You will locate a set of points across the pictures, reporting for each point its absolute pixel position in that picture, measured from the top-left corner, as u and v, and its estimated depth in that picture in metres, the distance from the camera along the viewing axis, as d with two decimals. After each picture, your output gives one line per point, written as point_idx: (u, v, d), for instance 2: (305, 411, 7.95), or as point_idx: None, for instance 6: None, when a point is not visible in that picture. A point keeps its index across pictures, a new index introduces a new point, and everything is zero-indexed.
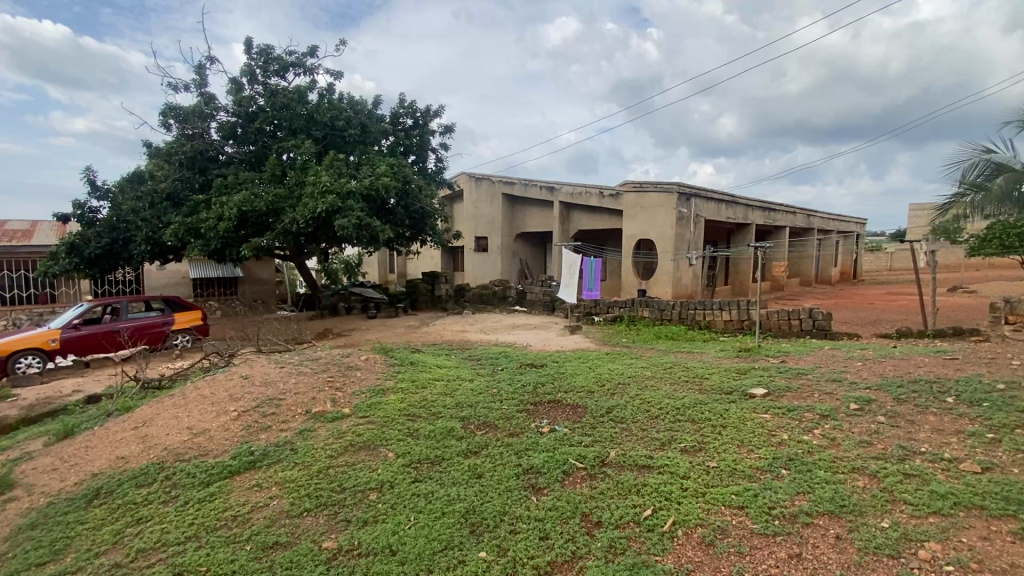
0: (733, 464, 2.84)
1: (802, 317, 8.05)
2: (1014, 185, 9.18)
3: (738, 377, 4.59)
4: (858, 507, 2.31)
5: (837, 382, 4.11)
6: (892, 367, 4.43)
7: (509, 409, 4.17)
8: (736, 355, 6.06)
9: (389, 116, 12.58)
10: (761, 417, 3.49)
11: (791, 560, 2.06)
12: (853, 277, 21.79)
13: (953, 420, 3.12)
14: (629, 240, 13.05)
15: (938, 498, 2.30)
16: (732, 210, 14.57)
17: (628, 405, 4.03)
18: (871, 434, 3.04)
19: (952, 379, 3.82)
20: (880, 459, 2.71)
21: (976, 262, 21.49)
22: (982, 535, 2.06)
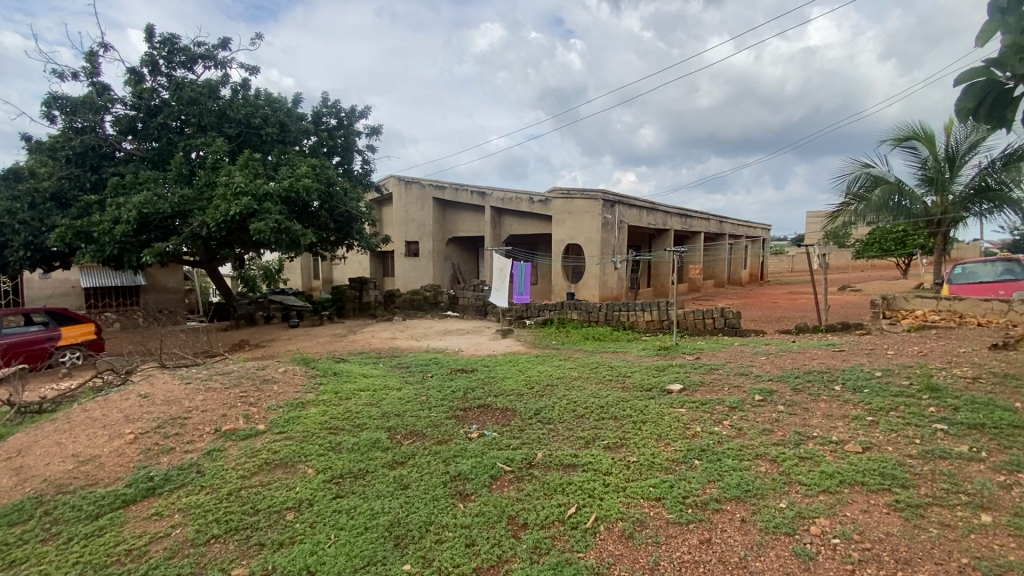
0: (652, 458, 2.97)
1: (715, 316, 8.64)
2: (889, 196, 10.51)
3: (658, 374, 4.82)
4: (760, 490, 2.49)
5: (744, 375, 4.44)
6: (790, 360, 4.87)
7: (437, 417, 4.11)
8: (656, 353, 6.36)
9: (311, 115, 12.04)
10: (677, 411, 3.70)
11: (702, 545, 2.17)
12: (760, 278, 23.71)
13: (840, 406, 3.46)
14: (558, 244, 13.34)
15: (827, 477, 2.53)
16: (652, 216, 15.35)
17: (556, 406, 4.10)
18: (772, 423, 3.30)
19: (840, 369, 4.24)
20: (780, 445, 2.95)
21: (860, 263, 24.16)
22: (863, 508, 2.27)
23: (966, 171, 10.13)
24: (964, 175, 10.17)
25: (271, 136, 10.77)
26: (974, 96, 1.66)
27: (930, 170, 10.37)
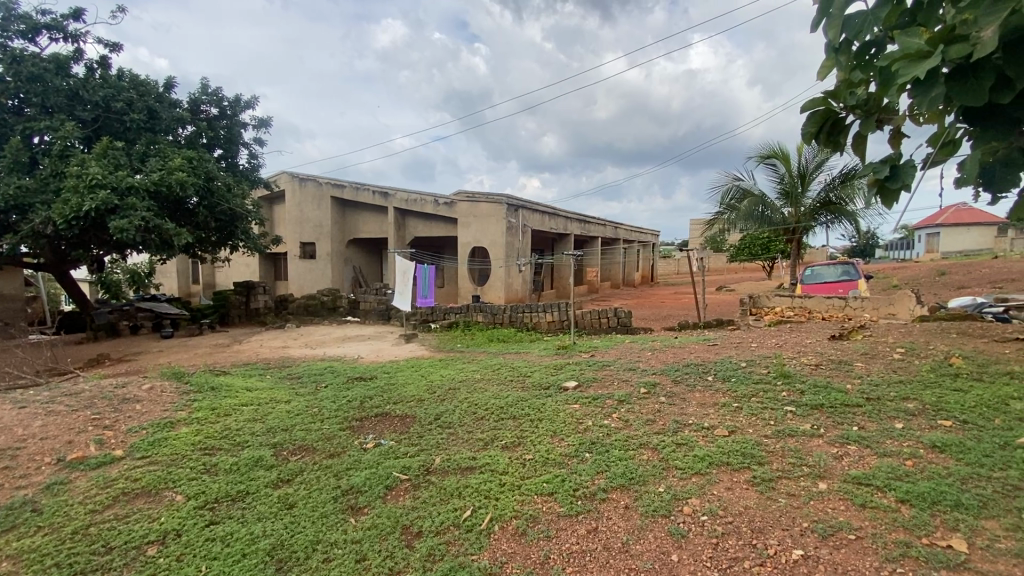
0: (547, 454, 3.06)
1: (609, 316, 9.16)
2: (755, 207, 12.08)
3: (555, 373, 4.99)
4: (642, 477, 2.68)
5: (632, 370, 4.75)
6: (672, 355, 5.30)
7: (330, 428, 3.90)
8: (556, 353, 6.60)
9: (187, 102, 10.87)
10: (571, 407, 3.87)
11: (589, 534, 2.27)
12: (651, 280, 25.61)
13: (711, 394, 3.84)
14: (462, 247, 13.35)
15: (699, 460, 2.79)
16: (554, 221, 15.91)
17: (456, 410, 4.09)
18: (655, 413, 3.57)
19: (713, 361, 4.70)
20: (661, 434, 3.19)
21: (734, 266, 27.03)
22: (727, 485, 2.52)
23: (814, 186, 11.73)
24: (813, 189, 11.76)
25: (137, 123, 9.56)
26: (816, 121, 1.81)
27: (787, 184, 11.85)
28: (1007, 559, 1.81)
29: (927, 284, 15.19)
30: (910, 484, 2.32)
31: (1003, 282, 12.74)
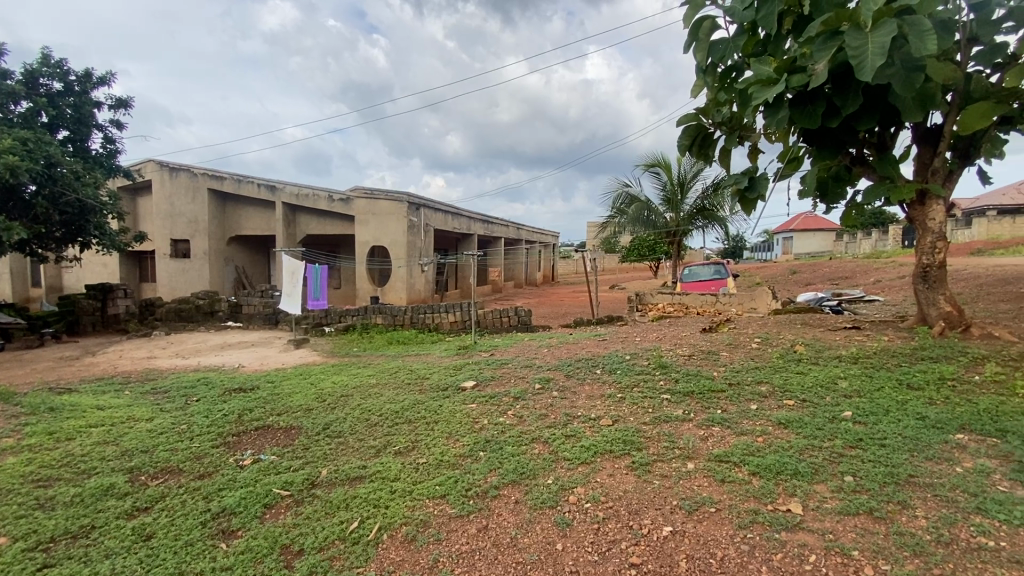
0: (440, 456, 3.03)
1: (511, 315, 9.33)
2: (642, 212, 13.09)
3: (454, 373, 4.97)
4: (533, 471, 2.75)
5: (528, 367, 4.88)
6: (567, 351, 5.54)
7: (200, 447, 3.52)
8: (456, 353, 6.57)
9: (21, 73, 9.21)
10: (468, 406, 3.87)
11: (479, 533, 2.29)
12: (552, 280, 26.53)
13: (599, 386, 4.06)
14: (361, 246, 12.83)
15: (585, 450, 2.93)
16: (457, 221, 15.85)
17: (347, 417, 3.90)
18: (548, 407, 3.70)
19: (602, 355, 4.98)
20: (552, 428, 3.31)
21: (626, 266, 28.87)
22: (609, 472, 2.68)
23: (692, 193, 12.91)
24: (691, 196, 12.93)
25: None
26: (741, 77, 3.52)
27: (669, 191, 12.90)
28: (831, 517, 2.13)
29: (782, 281, 17.43)
30: (760, 458, 2.64)
31: (839, 280, 14.99)
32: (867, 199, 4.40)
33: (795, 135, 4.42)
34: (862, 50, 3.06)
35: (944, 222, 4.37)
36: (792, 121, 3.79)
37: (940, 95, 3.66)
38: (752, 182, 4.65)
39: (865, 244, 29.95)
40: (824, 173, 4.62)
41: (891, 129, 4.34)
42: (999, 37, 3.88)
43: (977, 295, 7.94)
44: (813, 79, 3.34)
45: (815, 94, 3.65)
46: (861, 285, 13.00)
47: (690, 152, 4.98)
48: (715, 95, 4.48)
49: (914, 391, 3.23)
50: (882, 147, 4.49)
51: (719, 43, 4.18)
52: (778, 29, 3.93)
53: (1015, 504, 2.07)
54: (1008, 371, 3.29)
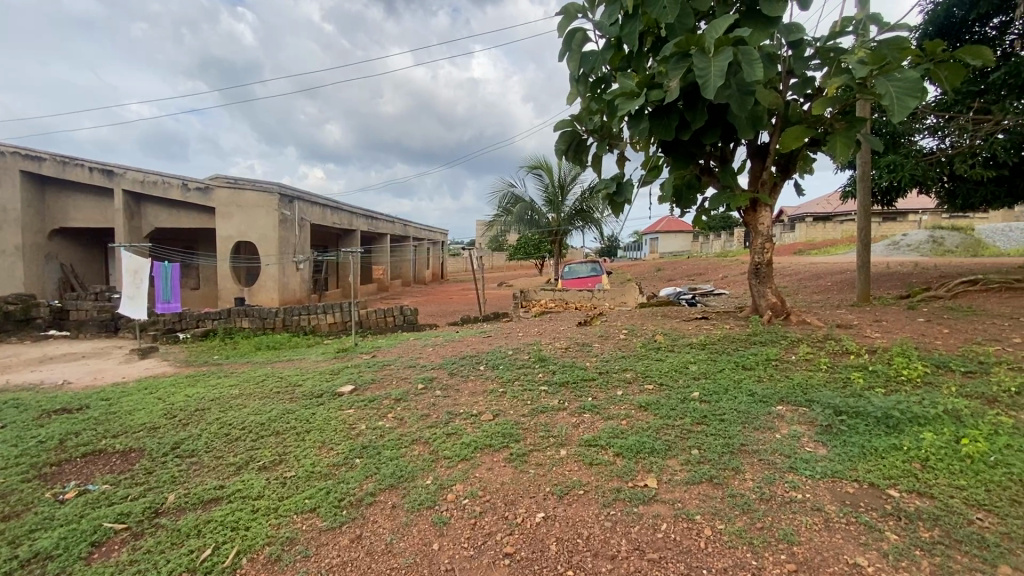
0: (311, 467, 2.85)
1: (395, 314, 9.07)
2: (525, 212, 13.60)
3: (330, 378, 4.70)
4: (411, 473, 2.70)
5: (411, 367, 4.79)
6: (451, 349, 5.54)
7: (4, 484, 2.91)
8: (334, 356, 6.22)
9: None
10: (345, 412, 3.69)
11: (352, 543, 2.20)
12: (440, 278, 26.33)
13: (481, 383, 4.12)
14: (225, 242, 11.60)
15: (465, 446, 2.95)
16: (337, 216, 15.00)
17: (203, 434, 3.50)
18: (429, 407, 3.66)
19: (486, 352, 5.05)
20: (433, 427, 3.28)
21: (512, 264, 29.63)
22: (488, 467, 2.73)
23: (571, 196, 13.64)
24: (570, 198, 13.66)
25: None
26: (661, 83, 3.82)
27: (551, 193, 13.50)
28: (680, 487, 2.39)
29: (650, 278, 19.16)
30: (625, 439, 2.87)
31: (696, 276, 16.85)
32: (713, 205, 5.01)
33: (655, 145, 4.88)
34: (708, 71, 3.46)
35: (770, 227, 5.14)
36: (652, 132, 4.18)
37: (767, 117, 4.28)
38: (620, 187, 5.04)
39: (716, 245, 34.11)
40: (679, 181, 5.18)
41: (730, 145, 4.99)
42: (809, 72, 4.64)
43: (797, 289, 9.46)
44: (667, 95, 3.71)
45: (669, 109, 4.05)
46: (712, 281, 14.80)
47: (566, 157, 5.26)
48: (588, 104, 4.78)
49: (748, 370, 3.76)
50: (724, 160, 5.14)
51: (589, 54, 4.45)
52: (640, 47, 4.29)
53: (816, 461, 2.50)
54: (816, 351, 3.97)
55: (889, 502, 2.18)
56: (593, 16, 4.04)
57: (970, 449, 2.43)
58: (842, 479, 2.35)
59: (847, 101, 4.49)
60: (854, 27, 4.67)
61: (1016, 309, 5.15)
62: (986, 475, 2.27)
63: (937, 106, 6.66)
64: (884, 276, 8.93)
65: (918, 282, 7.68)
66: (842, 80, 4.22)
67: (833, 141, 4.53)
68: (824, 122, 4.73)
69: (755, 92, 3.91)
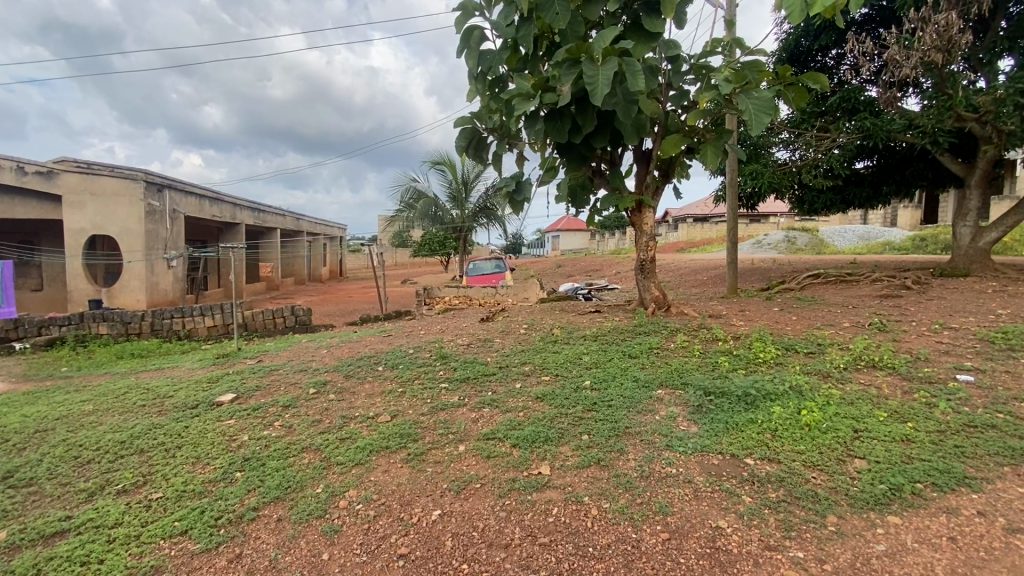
0: (181, 486, 2.58)
1: (285, 315, 8.46)
2: (429, 207, 13.43)
3: (208, 387, 4.26)
4: (300, 483, 2.56)
5: (302, 371, 4.50)
6: (347, 350, 5.30)
7: None
8: (213, 363, 5.66)
9: None
10: (224, 424, 3.38)
11: (230, 564, 2.04)
12: (338, 275, 25.06)
13: (379, 383, 3.99)
14: (76, 235, 10.05)
15: (360, 450, 2.85)
16: (217, 208, 13.63)
17: (45, 458, 3.01)
18: (322, 412, 3.47)
19: (385, 352, 4.90)
20: (325, 433, 3.13)
21: (416, 261, 29.05)
22: (384, 469, 2.67)
23: (475, 192, 13.69)
24: (473, 195, 13.70)
25: None
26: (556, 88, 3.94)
27: (454, 189, 13.46)
28: (571, 472, 2.52)
29: (551, 274, 19.83)
30: (521, 430, 2.96)
31: (593, 272, 17.76)
32: (604, 206, 5.32)
33: (551, 146, 5.07)
34: (596, 79, 3.65)
35: (653, 227, 5.58)
36: (547, 133, 4.34)
37: (649, 125, 4.63)
38: (518, 186, 5.16)
39: (611, 243, 36.21)
40: (574, 182, 5.42)
41: (618, 149, 5.33)
42: (684, 85, 5.09)
43: (679, 282, 10.37)
44: (560, 99, 3.86)
45: (563, 112, 4.22)
46: (607, 277, 15.69)
47: (466, 153, 5.26)
48: (486, 102, 4.83)
49: (634, 359, 4.06)
50: (613, 163, 5.47)
51: (487, 53, 4.49)
52: (535, 50, 4.41)
53: (688, 438, 2.78)
54: (691, 339, 4.39)
55: (746, 469, 2.49)
56: (490, 15, 4.08)
57: (808, 418, 2.84)
58: (709, 453, 2.64)
59: (716, 114, 4.99)
60: (722, 48, 5.20)
61: (846, 298, 6.09)
62: (819, 440, 2.67)
63: (790, 123, 7.66)
64: (749, 271, 10.09)
65: (775, 276, 8.80)
66: (711, 95, 4.68)
67: (705, 149, 5.02)
68: (697, 132, 5.23)
69: (639, 101, 4.20)
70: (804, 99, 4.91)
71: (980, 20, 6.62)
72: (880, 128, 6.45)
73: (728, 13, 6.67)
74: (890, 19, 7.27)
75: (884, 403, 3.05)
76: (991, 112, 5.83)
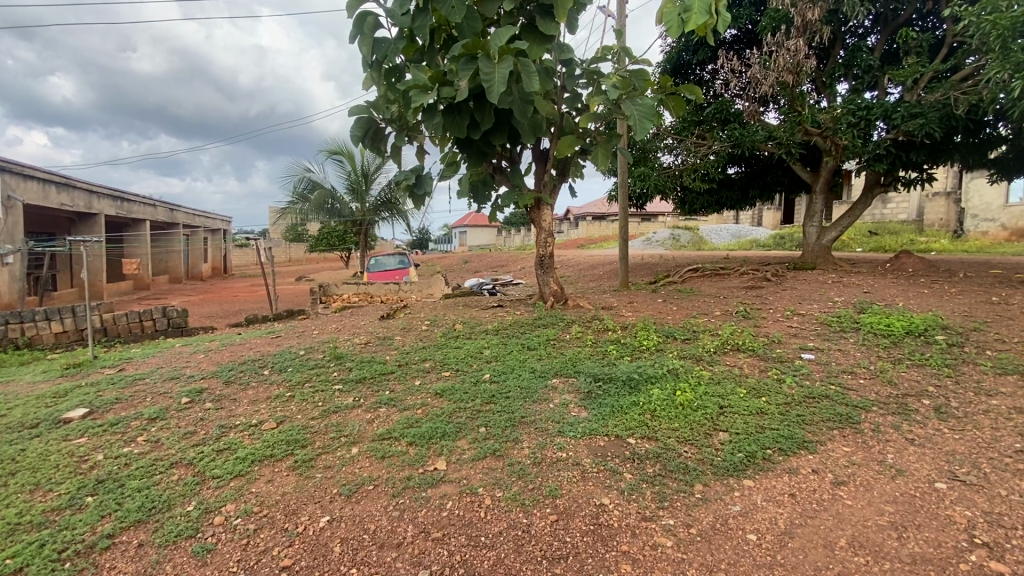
0: (14, 519, 2.21)
1: (156, 317, 7.56)
2: (325, 199, 12.72)
3: (51, 404, 3.66)
4: (166, 502, 2.32)
5: (173, 379, 4.05)
6: (229, 353, 4.88)
7: None
8: (61, 375, 4.90)
9: None
10: (73, 443, 2.94)
11: None
12: (223, 273, 22.90)
13: (265, 389, 3.71)
14: None
15: (241, 461, 2.64)
16: (67, 195, 11.77)
17: None
18: (196, 423, 3.16)
19: (272, 354, 4.57)
20: (198, 445, 2.85)
21: (313, 257, 27.44)
22: (268, 479, 2.49)
23: (375, 185, 13.23)
24: (374, 188, 13.24)
25: None
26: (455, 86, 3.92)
27: (353, 181, 12.90)
28: (467, 465, 2.55)
29: (457, 270, 19.79)
30: (418, 427, 2.93)
31: (499, 268, 18.01)
32: (504, 203, 5.41)
33: (450, 141, 5.04)
34: (492, 76, 3.69)
35: (551, 223, 5.79)
36: (446, 128, 4.31)
37: (545, 126, 4.78)
38: (418, 180, 5.07)
39: (517, 239, 37.02)
40: (474, 178, 5.45)
41: (517, 147, 5.45)
42: (578, 88, 5.33)
43: (578, 277, 10.83)
44: (458, 94, 3.86)
45: (461, 107, 4.21)
46: (511, 272, 15.98)
47: (363, 144, 5.06)
48: (383, 92, 4.68)
49: (533, 351, 4.19)
50: (513, 161, 5.58)
51: (382, 41, 4.35)
52: (431, 42, 4.35)
53: (579, 423, 2.94)
54: (585, 330, 4.63)
55: (628, 448, 2.69)
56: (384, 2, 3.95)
57: (682, 398, 3.14)
58: (597, 435, 2.81)
59: (607, 118, 5.29)
60: (612, 56, 5.51)
61: (719, 290, 6.78)
62: (691, 417, 2.96)
63: (673, 129, 8.33)
64: (639, 266, 10.85)
65: (661, 271, 9.55)
66: (601, 100, 4.95)
67: (597, 151, 5.30)
68: (590, 134, 5.50)
69: (534, 102, 4.32)
70: (682, 109, 5.35)
71: (822, 49, 7.69)
72: (746, 138, 7.25)
73: (618, 22, 7.09)
74: (753, 41, 8.19)
75: (744, 381, 3.46)
76: (830, 129, 6.81)
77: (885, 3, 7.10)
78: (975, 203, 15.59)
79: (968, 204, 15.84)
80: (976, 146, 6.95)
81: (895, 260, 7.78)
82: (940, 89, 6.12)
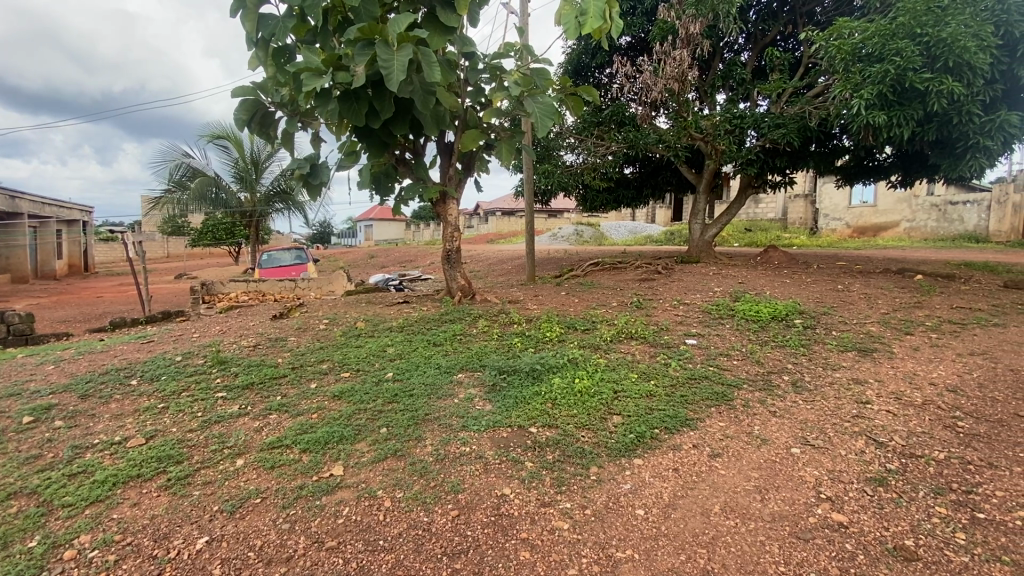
0: None
1: None
2: (208, 188, 11.55)
3: None
4: (1, 540, 1.98)
5: (12, 397, 3.44)
6: (88, 363, 4.26)
7: None
8: None
9: None
10: None
11: None
12: (83, 270, 19.94)
13: (131, 401, 3.29)
14: None
15: (100, 485, 2.32)
16: None
17: None
18: (43, 445, 2.72)
19: (142, 362, 4.06)
20: (45, 471, 2.46)
21: (198, 253, 24.88)
22: (134, 502, 2.21)
23: (267, 173, 12.27)
24: (266, 176, 12.28)
25: None
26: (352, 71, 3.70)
27: (241, 168, 11.87)
28: (365, 468, 2.45)
29: (361, 266, 19.01)
30: (312, 433, 2.76)
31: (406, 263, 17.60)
32: (408, 195, 5.28)
33: (349, 129, 4.79)
34: (391, 64, 3.54)
35: (457, 217, 5.76)
36: (343, 115, 4.10)
37: (448, 118, 4.71)
38: (314, 169, 4.78)
39: (426, 235, 36.44)
40: (376, 169, 5.24)
41: (421, 139, 5.33)
42: (481, 83, 5.32)
43: (486, 272, 10.88)
44: (354, 80, 3.67)
45: (359, 93, 4.02)
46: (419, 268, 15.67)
47: (249, 128, 4.64)
48: (272, 73, 4.32)
49: (438, 347, 4.14)
50: (417, 152, 5.45)
51: (268, 18, 3.98)
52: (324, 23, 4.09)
53: (482, 417, 2.95)
54: (491, 323, 4.67)
55: (529, 437, 2.76)
56: None
57: (580, 385, 3.29)
58: (501, 427, 2.85)
59: (510, 113, 5.34)
60: (515, 53, 5.58)
61: (616, 282, 7.19)
62: (589, 402, 3.11)
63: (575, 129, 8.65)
64: (545, 260, 11.18)
65: (565, 265, 9.91)
66: (504, 96, 4.99)
67: (500, 146, 5.35)
68: (495, 129, 5.52)
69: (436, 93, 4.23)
70: (583, 108, 5.56)
71: (705, 60, 8.40)
72: (640, 140, 7.72)
73: (520, 20, 7.20)
74: (645, 49, 8.74)
75: (636, 366, 3.71)
76: (711, 134, 7.47)
77: (755, 23, 7.94)
78: (826, 204, 17.99)
79: (821, 205, 18.22)
80: (826, 155, 8.00)
81: (764, 254, 8.74)
82: (799, 103, 6.98)
